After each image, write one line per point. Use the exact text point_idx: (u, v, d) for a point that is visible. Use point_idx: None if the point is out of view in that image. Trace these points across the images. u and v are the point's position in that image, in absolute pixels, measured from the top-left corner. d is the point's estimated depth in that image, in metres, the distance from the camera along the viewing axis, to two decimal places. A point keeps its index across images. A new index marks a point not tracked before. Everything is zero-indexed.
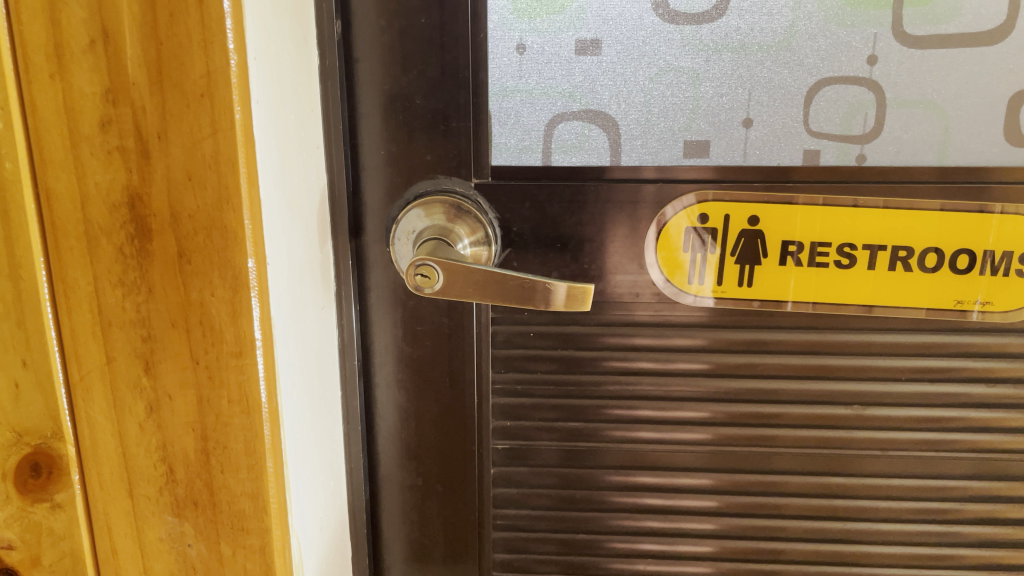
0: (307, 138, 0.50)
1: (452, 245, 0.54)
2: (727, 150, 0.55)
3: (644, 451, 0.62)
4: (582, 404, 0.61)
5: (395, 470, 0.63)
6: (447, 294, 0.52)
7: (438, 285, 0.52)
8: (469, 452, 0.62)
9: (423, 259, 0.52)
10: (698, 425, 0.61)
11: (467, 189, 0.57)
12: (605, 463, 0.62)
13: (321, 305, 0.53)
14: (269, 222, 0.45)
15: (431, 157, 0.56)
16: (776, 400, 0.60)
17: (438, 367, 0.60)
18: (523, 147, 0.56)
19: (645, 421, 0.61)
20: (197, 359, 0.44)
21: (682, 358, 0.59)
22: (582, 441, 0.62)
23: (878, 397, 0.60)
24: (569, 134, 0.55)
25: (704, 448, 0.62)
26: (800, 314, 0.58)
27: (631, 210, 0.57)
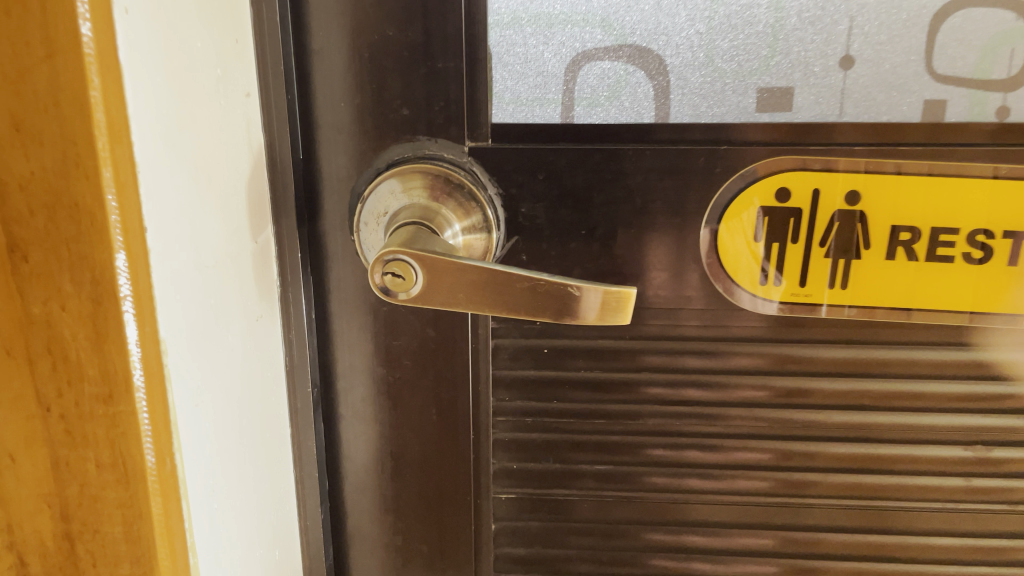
0: (227, 78, 0.35)
1: (437, 231, 0.39)
2: (816, 100, 0.40)
3: (674, 502, 0.48)
4: (612, 441, 0.46)
5: (368, 526, 0.48)
6: (428, 300, 0.37)
7: (416, 290, 0.37)
8: (439, 502, 0.48)
9: (400, 250, 0.36)
10: (742, 468, 0.47)
11: (457, 156, 0.41)
12: (634, 518, 0.48)
13: (254, 313, 0.38)
14: (154, 200, 0.30)
15: (409, 111, 0.41)
16: (855, 436, 0.46)
17: (422, 394, 0.45)
18: (537, 98, 0.41)
19: (693, 464, 0.47)
20: (46, 406, 0.29)
21: (739, 384, 0.44)
22: (591, 489, 0.47)
23: (984, 430, 0.46)
24: (599, 80, 0.40)
25: (765, 500, 0.47)
26: (894, 326, 0.43)
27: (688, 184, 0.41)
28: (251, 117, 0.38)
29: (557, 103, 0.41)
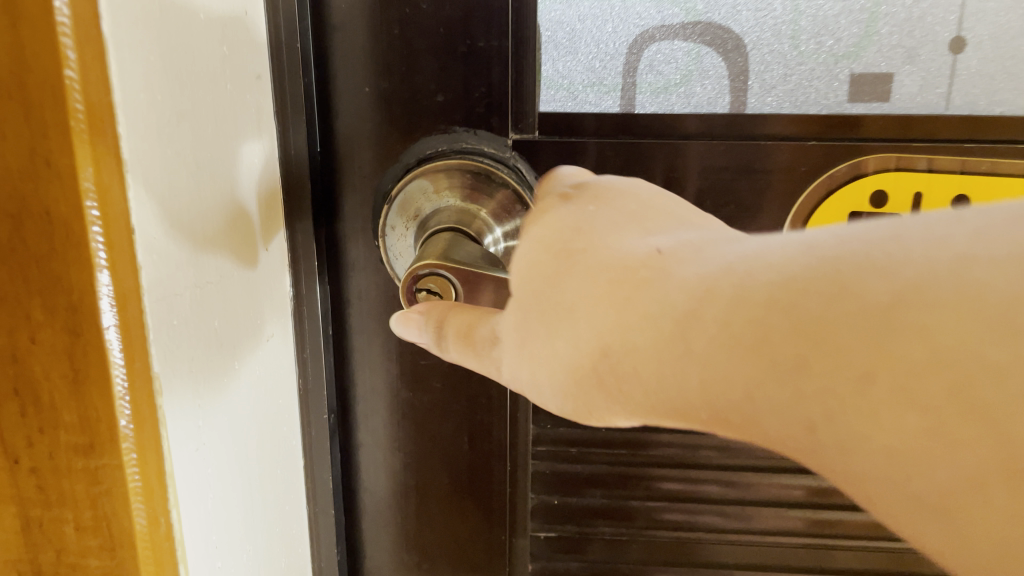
0: (233, 56, 0.30)
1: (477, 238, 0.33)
2: (920, 89, 0.34)
3: (686, 541, 0.42)
4: (637, 471, 0.41)
5: (388, 565, 0.43)
6: None
7: None
8: (426, 534, 0.42)
9: (440, 262, 0.29)
10: (773, 505, 0.41)
11: (499, 151, 0.35)
12: (639, 557, 0.42)
13: (264, 333, 0.33)
14: (143, 204, 0.24)
15: (444, 98, 0.35)
16: None
17: (452, 421, 0.40)
18: (592, 83, 0.35)
19: (718, 499, 0.41)
20: (13, 458, 0.24)
21: None
22: (600, 526, 0.42)
23: None
24: (666, 63, 0.34)
25: (798, 541, 0.41)
26: None
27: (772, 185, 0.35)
28: (261, 103, 0.32)
29: (616, 89, 0.35)
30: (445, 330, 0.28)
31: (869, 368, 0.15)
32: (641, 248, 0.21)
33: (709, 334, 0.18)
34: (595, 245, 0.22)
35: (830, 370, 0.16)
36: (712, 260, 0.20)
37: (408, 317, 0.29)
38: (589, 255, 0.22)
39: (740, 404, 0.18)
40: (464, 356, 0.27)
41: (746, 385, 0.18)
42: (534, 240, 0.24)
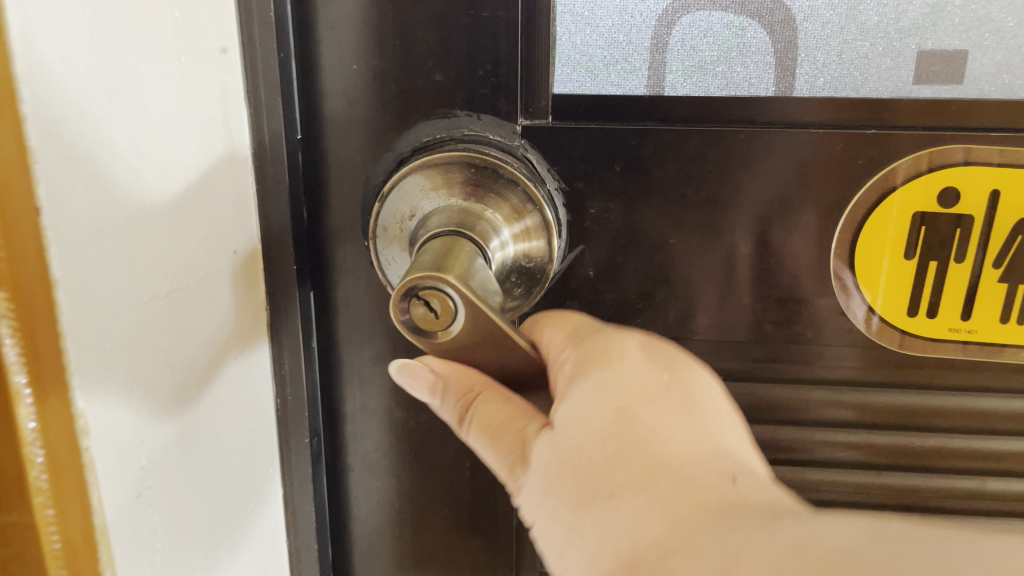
0: (187, 17, 0.24)
1: (481, 246, 0.28)
2: (999, 71, 0.29)
3: None
4: None
5: None
6: (455, 351, 0.26)
7: (448, 337, 0.25)
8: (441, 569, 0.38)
9: (461, 282, 0.24)
10: None
11: (506, 138, 0.31)
12: None
13: (230, 349, 0.28)
14: (59, 197, 0.18)
15: (443, 77, 0.30)
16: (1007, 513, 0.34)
17: (453, 443, 0.35)
18: (613, 61, 0.30)
19: None
20: None
21: (821, 441, 0.34)
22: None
23: None
24: (700, 38, 0.30)
25: None
26: None
27: (829, 180, 0.30)
28: (230, 75, 0.27)
29: (642, 68, 0.30)
30: (467, 414, 0.26)
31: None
32: (715, 472, 0.21)
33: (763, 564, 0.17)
34: (657, 432, 0.22)
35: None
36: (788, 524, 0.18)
37: (419, 373, 0.26)
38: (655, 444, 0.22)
39: None
40: (481, 446, 0.26)
41: None
42: (595, 389, 0.24)
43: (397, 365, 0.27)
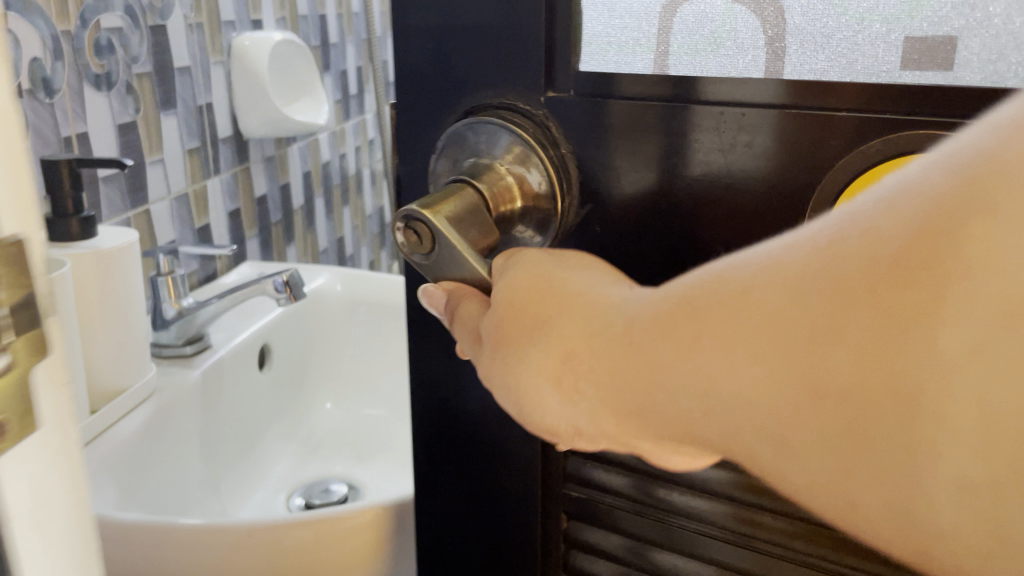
0: None
1: (474, 196, 0.35)
2: (984, 57, 0.31)
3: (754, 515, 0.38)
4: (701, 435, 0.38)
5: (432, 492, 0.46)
6: (437, 265, 0.34)
7: (426, 254, 0.34)
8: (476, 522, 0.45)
9: (430, 211, 0.33)
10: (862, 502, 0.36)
11: (532, 107, 0.37)
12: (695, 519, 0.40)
13: None
14: None
15: (486, 57, 0.36)
16: None
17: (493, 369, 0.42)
18: (631, 42, 0.35)
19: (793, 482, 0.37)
20: None
21: None
22: (688, 536, 0.40)
23: None
24: (700, 23, 0.35)
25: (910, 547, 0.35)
26: None
27: (783, 164, 0.33)
28: None
29: (651, 50, 0.35)
30: (454, 314, 0.35)
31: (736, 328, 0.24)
32: (614, 292, 0.30)
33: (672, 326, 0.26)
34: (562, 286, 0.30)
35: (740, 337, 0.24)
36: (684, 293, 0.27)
37: (429, 290, 0.36)
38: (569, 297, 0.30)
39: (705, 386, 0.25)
40: (462, 338, 0.34)
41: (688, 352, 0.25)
42: (524, 264, 0.32)
43: (423, 291, 0.36)
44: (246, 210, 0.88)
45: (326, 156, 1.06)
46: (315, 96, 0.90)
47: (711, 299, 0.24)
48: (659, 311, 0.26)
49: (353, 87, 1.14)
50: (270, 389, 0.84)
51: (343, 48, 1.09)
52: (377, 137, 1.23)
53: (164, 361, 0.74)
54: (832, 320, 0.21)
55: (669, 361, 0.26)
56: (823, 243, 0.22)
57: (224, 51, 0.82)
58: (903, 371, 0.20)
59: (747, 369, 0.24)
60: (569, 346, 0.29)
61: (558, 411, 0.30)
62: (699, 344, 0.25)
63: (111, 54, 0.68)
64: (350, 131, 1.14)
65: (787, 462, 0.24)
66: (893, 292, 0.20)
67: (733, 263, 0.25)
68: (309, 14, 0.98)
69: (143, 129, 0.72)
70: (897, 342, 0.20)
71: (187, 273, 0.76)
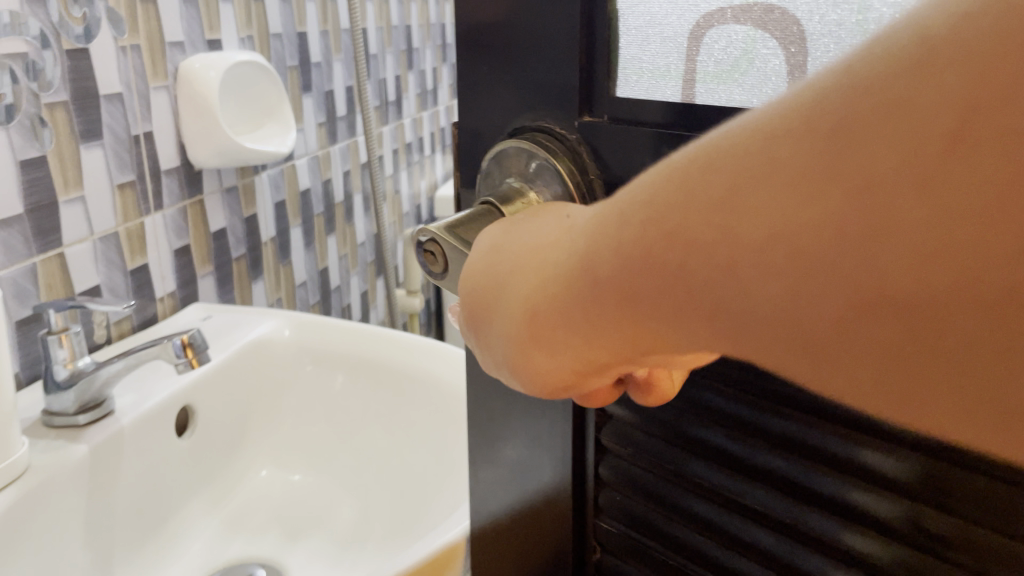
0: None
1: (490, 211, 0.35)
2: None
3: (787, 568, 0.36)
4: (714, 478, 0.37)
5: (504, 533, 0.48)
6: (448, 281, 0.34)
7: (438, 272, 0.34)
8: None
9: (441, 228, 0.33)
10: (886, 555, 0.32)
11: (567, 131, 0.37)
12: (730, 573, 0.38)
13: None
14: None
15: (543, 82, 0.38)
16: None
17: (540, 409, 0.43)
18: (661, 71, 0.35)
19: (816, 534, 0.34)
20: None
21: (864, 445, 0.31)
22: None
23: None
24: (725, 50, 0.33)
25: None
26: None
27: None
28: None
29: (677, 78, 0.35)
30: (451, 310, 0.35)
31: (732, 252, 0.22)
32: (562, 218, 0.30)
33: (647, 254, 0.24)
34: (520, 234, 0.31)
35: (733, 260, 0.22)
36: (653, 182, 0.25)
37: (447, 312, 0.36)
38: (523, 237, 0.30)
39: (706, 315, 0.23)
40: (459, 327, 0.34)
41: (677, 281, 0.23)
42: (489, 229, 0.32)
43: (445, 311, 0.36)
44: (198, 248, 0.82)
45: (306, 183, 0.98)
46: (283, 121, 0.84)
47: (695, 204, 0.22)
48: (634, 228, 0.24)
49: (346, 107, 1.05)
50: (196, 453, 0.78)
51: (332, 66, 1.01)
52: (383, 152, 1.15)
53: (52, 431, 0.66)
54: (842, 223, 0.20)
55: (654, 276, 0.24)
56: (815, 135, 0.20)
57: (169, 75, 0.74)
58: (915, 276, 0.19)
59: (747, 278, 0.22)
60: (532, 299, 0.29)
61: (552, 368, 0.29)
62: (687, 257, 0.23)
63: (9, 83, 0.60)
64: (341, 155, 1.05)
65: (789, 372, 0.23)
66: (906, 191, 0.19)
67: (702, 153, 0.23)
68: (283, 33, 0.89)
69: (53, 163, 0.65)
70: (905, 248, 0.19)
71: (83, 332, 0.68)
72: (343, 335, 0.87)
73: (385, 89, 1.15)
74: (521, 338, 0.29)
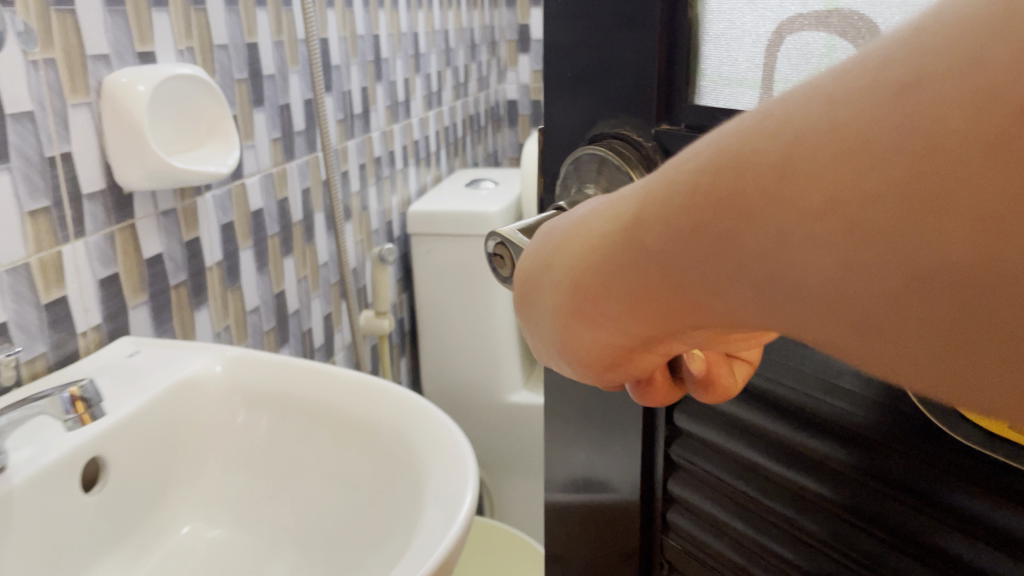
0: None
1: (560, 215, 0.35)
2: None
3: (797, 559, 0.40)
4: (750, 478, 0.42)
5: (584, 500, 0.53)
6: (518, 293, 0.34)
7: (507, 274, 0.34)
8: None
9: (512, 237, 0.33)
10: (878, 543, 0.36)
11: (644, 137, 0.40)
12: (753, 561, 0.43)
13: None
14: None
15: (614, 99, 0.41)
16: None
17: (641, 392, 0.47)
18: (740, 75, 0.37)
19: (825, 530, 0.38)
20: None
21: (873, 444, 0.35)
22: None
23: None
24: (801, 52, 0.34)
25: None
26: None
27: None
28: None
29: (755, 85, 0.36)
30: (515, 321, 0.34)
31: (783, 224, 0.20)
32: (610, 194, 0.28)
33: (687, 227, 0.23)
34: (574, 216, 0.29)
35: (781, 226, 0.20)
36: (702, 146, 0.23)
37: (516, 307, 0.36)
38: (580, 215, 0.29)
39: (761, 290, 0.22)
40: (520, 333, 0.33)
41: (724, 256, 0.22)
42: (546, 228, 0.31)
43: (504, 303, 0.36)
44: (128, 276, 0.68)
45: (257, 203, 0.87)
46: (225, 138, 0.74)
47: (750, 171, 0.21)
48: (681, 203, 0.23)
49: (303, 121, 0.96)
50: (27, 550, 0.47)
51: (287, 79, 0.92)
52: (348, 168, 1.09)
53: None
54: (902, 194, 0.18)
55: (702, 253, 0.23)
56: (874, 95, 0.18)
57: (91, 90, 0.64)
58: (995, 242, 0.17)
59: (807, 248, 0.20)
60: (576, 275, 0.28)
61: (600, 341, 0.28)
62: (739, 234, 0.21)
63: None
64: (299, 173, 0.96)
65: (857, 350, 0.21)
66: (973, 152, 0.17)
67: (754, 117, 0.21)
68: (230, 43, 0.81)
69: None
70: (977, 215, 0.17)
71: None
72: (282, 377, 0.62)
73: (350, 101, 1.09)
74: (565, 311, 0.29)
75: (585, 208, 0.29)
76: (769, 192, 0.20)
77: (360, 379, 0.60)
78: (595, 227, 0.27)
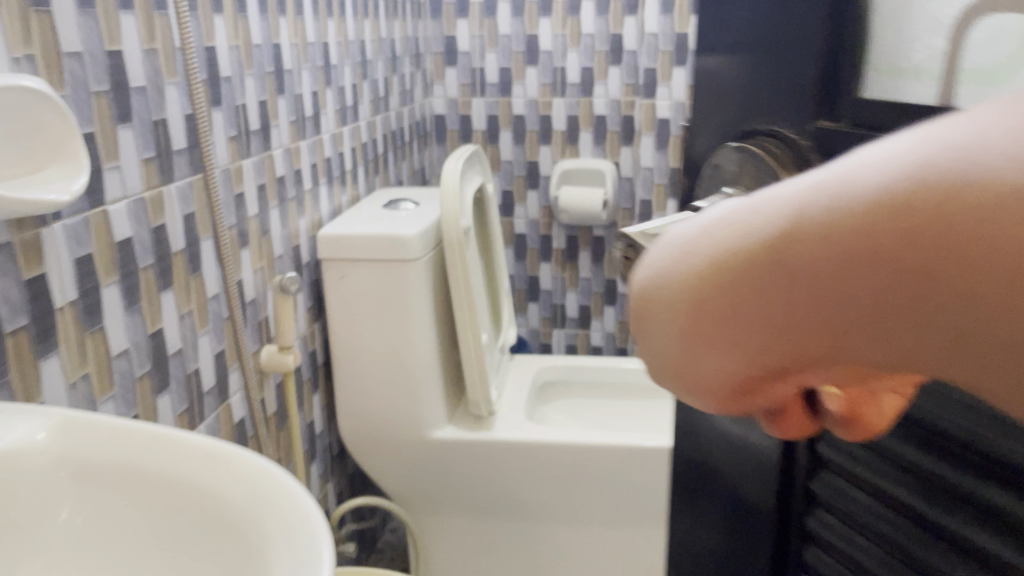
0: None
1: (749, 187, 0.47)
2: None
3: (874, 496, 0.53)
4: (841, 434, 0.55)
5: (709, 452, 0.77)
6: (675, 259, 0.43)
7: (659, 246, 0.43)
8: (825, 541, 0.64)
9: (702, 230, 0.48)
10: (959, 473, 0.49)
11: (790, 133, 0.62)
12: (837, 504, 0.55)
13: None
14: None
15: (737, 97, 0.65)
16: None
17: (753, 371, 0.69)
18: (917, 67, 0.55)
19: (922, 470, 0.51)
20: None
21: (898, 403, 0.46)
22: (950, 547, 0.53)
23: None
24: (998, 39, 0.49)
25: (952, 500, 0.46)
26: None
27: None
28: None
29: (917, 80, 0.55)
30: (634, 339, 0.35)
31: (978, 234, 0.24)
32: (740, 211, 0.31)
33: (867, 241, 0.26)
34: (704, 234, 0.32)
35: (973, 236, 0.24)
36: (875, 164, 0.26)
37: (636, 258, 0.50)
38: (706, 234, 0.32)
39: (933, 299, 0.25)
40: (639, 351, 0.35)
41: (905, 268, 0.25)
42: (660, 250, 0.33)
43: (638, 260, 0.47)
44: None
45: (125, 232, 0.76)
46: (71, 158, 0.65)
47: (948, 188, 0.24)
48: (867, 217, 0.26)
49: (186, 138, 0.86)
50: None
51: (163, 92, 0.82)
52: (243, 190, 0.99)
53: None
54: None
55: (848, 283, 0.27)
56: None
57: None
58: None
59: (997, 257, 0.24)
60: (709, 292, 0.31)
61: (718, 365, 0.32)
62: (888, 281, 0.26)
63: None
64: (182, 196, 0.85)
65: (973, 373, 0.26)
66: None
67: (890, 162, 0.26)
68: (85, 52, 0.70)
69: None
70: None
71: None
72: (125, 450, 0.52)
73: (245, 116, 0.98)
74: (687, 331, 0.32)
75: (709, 231, 0.32)
76: (968, 205, 0.24)
77: (205, 446, 0.52)
78: (736, 247, 0.30)
